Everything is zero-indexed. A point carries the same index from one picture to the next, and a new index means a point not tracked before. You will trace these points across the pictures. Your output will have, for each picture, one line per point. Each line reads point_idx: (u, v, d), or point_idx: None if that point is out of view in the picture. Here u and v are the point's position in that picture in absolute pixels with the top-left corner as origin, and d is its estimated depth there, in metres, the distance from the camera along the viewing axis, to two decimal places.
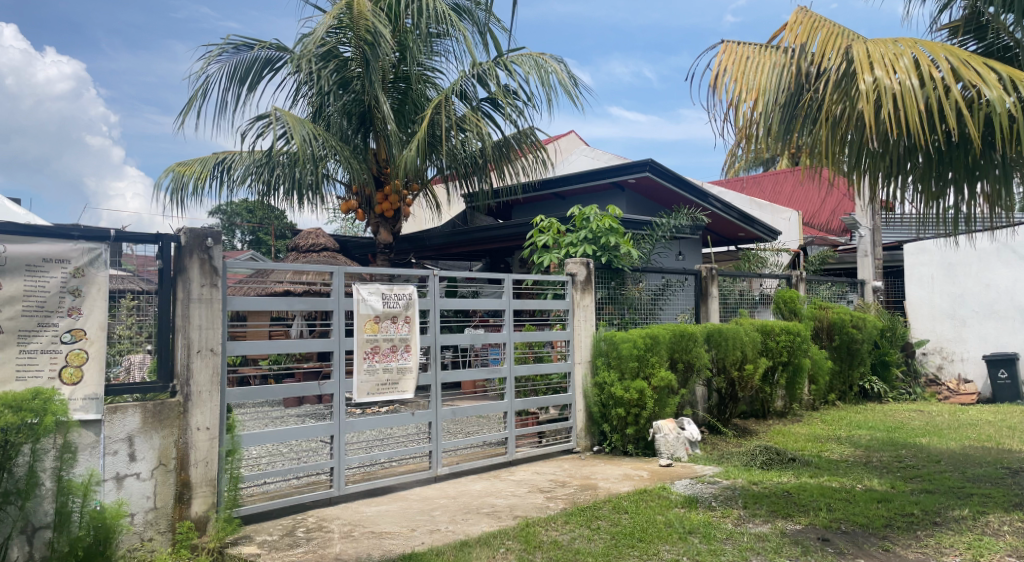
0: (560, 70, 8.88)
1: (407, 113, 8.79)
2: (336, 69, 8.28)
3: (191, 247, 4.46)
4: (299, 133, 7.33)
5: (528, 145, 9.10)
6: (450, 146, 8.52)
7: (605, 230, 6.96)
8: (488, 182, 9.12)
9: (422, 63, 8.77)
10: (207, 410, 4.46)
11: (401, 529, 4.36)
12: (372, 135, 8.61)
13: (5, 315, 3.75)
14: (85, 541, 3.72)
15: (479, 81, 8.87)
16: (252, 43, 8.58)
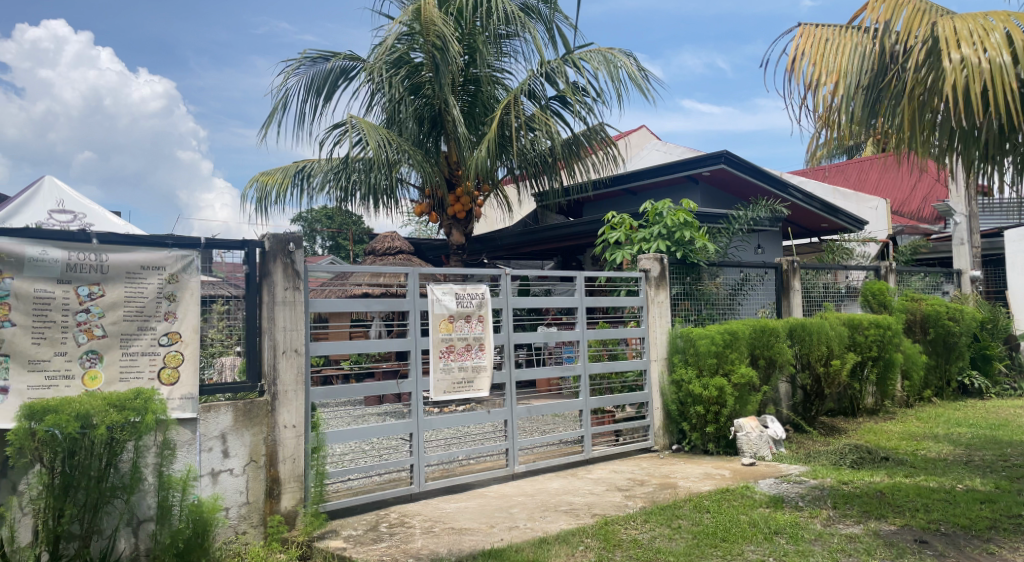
0: (630, 65, 8.77)
1: (477, 115, 8.87)
2: (407, 75, 8.42)
3: (275, 252, 4.65)
4: (373, 139, 7.51)
5: (599, 142, 9.02)
6: (520, 146, 8.53)
7: (679, 225, 6.80)
8: (558, 180, 9.11)
9: (492, 64, 8.82)
10: (293, 408, 4.63)
11: (480, 525, 4.41)
12: (444, 139, 8.74)
13: (109, 320, 4.05)
14: (184, 533, 3.92)
15: (548, 80, 8.86)
16: (329, 55, 8.83)
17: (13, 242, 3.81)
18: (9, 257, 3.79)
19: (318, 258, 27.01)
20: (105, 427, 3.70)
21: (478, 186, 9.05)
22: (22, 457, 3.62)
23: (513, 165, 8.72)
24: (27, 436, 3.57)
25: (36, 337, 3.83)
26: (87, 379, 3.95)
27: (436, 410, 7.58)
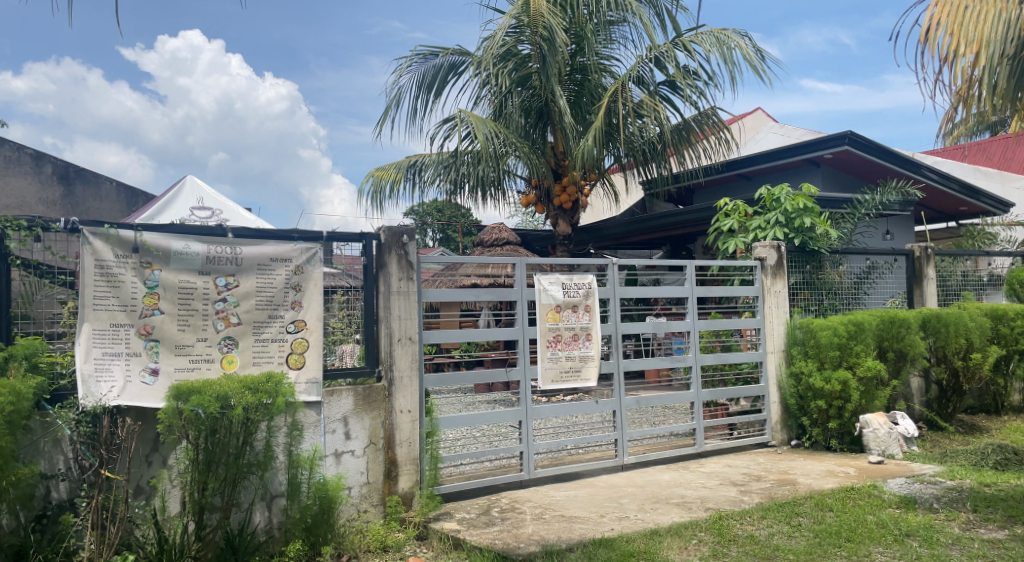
0: (745, 45, 8.49)
1: (584, 104, 8.87)
2: (515, 68, 8.44)
3: (390, 245, 4.82)
4: (481, 132, 7.61)
5: (710, 126, 8.77)
6: (628, 133, 8.47)
7: (799, 211, 6.55)
8: (667, 167, 8.97)
9: (599, 52, 8.79)
10: (408, 393, 4.81)
11: (591, 514, 4.42)
12: (550, 129, 8.76)
13: (243, 309, 4.37)
14: (312, 509, 4.20)
15: (657, 65, 8.71)
16: (438, 51, 9.01)
17: (161, 237, 4.19)
18: (158, 251, 4.18)
19: (428, 251, 27.98)
20: (242, 408, 3.99)
21: (585, 175, 9.05)
22: (172, 434, 3.96)
23: (620, 153, 8.76)
24: (176, 415, 3.88)
25: (181, 324, 4.22)
26: (225, 362, 4.30)
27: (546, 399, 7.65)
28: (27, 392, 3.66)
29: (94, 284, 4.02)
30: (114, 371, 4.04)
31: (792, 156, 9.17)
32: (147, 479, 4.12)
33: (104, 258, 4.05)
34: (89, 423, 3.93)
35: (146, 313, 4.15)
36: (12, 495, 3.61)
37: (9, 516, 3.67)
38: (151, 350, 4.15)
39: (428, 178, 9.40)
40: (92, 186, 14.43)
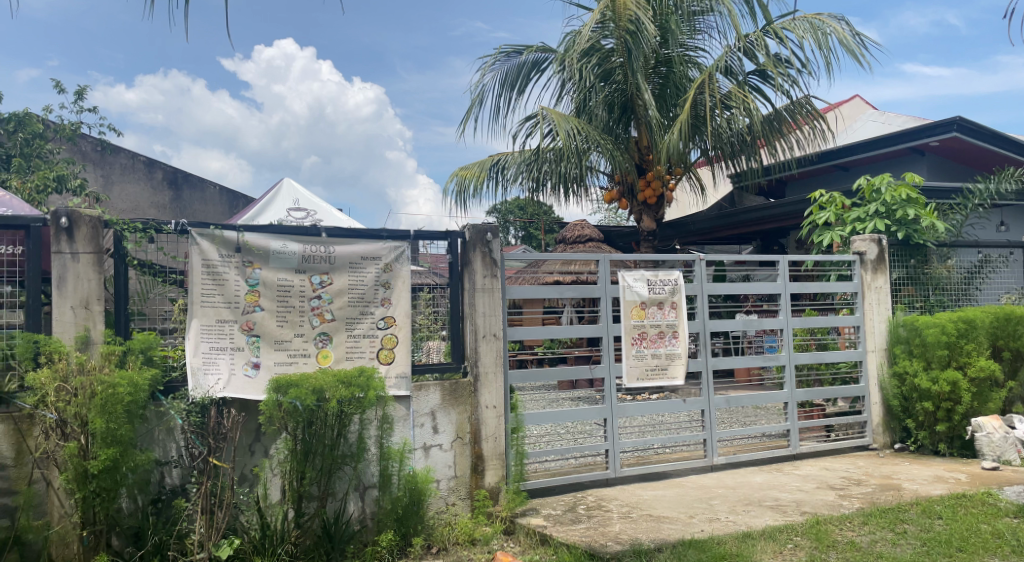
0: (841, 30, 8.20)
1: (669, 97, 8.68)
2: (598, 63, 8.35)
3: (474, 242, 4.88)
4: (563, 129, 7.62)
5: (804, 115, 8.44)
6: (715, 126, 8.25)
7: (902, 202, 6.31)
8: (757, 159, 8.70)
9: (684, 43, 8.58)
10: (493, 389, 4.85)
11: (680, 515, 4.35)
12: (634, 124, 8.65)
13: (336, 306, 4.55)
14: (403, 501, 4.31)
15: (746, 55, 8.50)
16: (521, 49, 8.95)
17: (261, 237, 4.41)
18: (258, 251, 4.40)
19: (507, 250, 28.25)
20: (336, 401, 4.15)
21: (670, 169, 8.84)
22: (272, 425, 4.15)
23: (707, 146, 8.53)
24: (276, 407, 4.07)
25: (280, 320, 4.43)
26: (321, 357, 4.49)
27: (634, 398, 7.58)
28: (144, 382, 3.90)
29: (202, 283, 4.27)
30: (220, 364, 4.28)
31: (894, 145, 8.84)
32: (250, 467, 4.35)
33: (210, 258, 4.30)
34: (199, 414, 4.16)
35: (248, 309, 4.37)
36: (131, 479, 3.88)
37: (130, 499, 3.93)
38: (253, 345, 4.37)
39: (511, 176, 9.24)
40: (199, 190, 15.14)
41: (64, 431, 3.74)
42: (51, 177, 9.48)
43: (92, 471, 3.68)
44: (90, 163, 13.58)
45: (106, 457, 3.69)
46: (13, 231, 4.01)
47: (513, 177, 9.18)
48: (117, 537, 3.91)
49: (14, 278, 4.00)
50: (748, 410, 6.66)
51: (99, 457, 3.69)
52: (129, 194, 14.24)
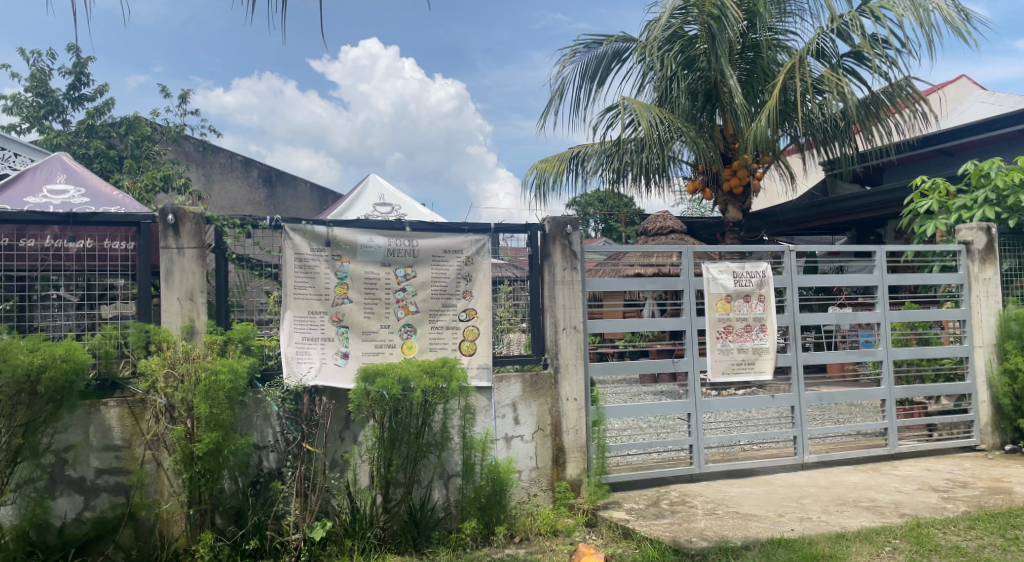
0: (945, 6, 7.74)
1: (756, 82, 8.34)
2: (681, 49, 8.14)
3: (554, 235, 4.89)
4: (645, 118, 7.48)
5: (904, 98, 8.06)
6: (806, 112, 7.96)
7: (1013, 187, 5.84)
8: (852, 146, 8.34)
9: (773, 26, 8.24)
10: (574, 381, 4.85)
11: (768, 513, 4.23)
12: (719, 112, 8.42)
13: (420, 298, 4.66)
14: (485, 490, 4.41)
15: (840, 36, 8.21)
16: (601, 39, 8.74)
17: (348, 232, 4.56)
18: (346, 245, 4.56)
19: None
20: (421, 390, 4.25)
21: (757, 157, 8.57)
22: (361, 413, 4.30)
23: (798, 133, 8.29)
24: (364, 395, 4.21)
25: (367, 311, 4.58)
26: (405, 347, 4.62)
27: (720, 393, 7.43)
28: (243, 369, 4.10)
29: (295, 276, 4.47)
30: (312, 353, 4.46)
31: (1002, 127, 8.34)
32: (341, 453, 4.51)
33: (302, 252, 4.48)
34: (293, 401, 4.35)
35: (337, 301, 4.54)
36: (232, 462, 4.08)
37: (231, 481, 4.14)
38: (342, 336, 4.53)
39: (592, 168, 9.21)
40: (291, 187, 15.81)
41: (173, 415, 4.00)
42: (158, 177, 10.06)
43: (197, 454, 3.89)
44: (193, 163, 14.35)
45: (211, 440, 3.90)
46: (125, 228, 4.28)
47: (593, 168, 9.12)
48: (220, 516, 4.13)
49: (126, 271, 4.26)
50: (841, 407, 6.40)
51: (204, 440, 3.89)
52: (228, 192, 14.94)
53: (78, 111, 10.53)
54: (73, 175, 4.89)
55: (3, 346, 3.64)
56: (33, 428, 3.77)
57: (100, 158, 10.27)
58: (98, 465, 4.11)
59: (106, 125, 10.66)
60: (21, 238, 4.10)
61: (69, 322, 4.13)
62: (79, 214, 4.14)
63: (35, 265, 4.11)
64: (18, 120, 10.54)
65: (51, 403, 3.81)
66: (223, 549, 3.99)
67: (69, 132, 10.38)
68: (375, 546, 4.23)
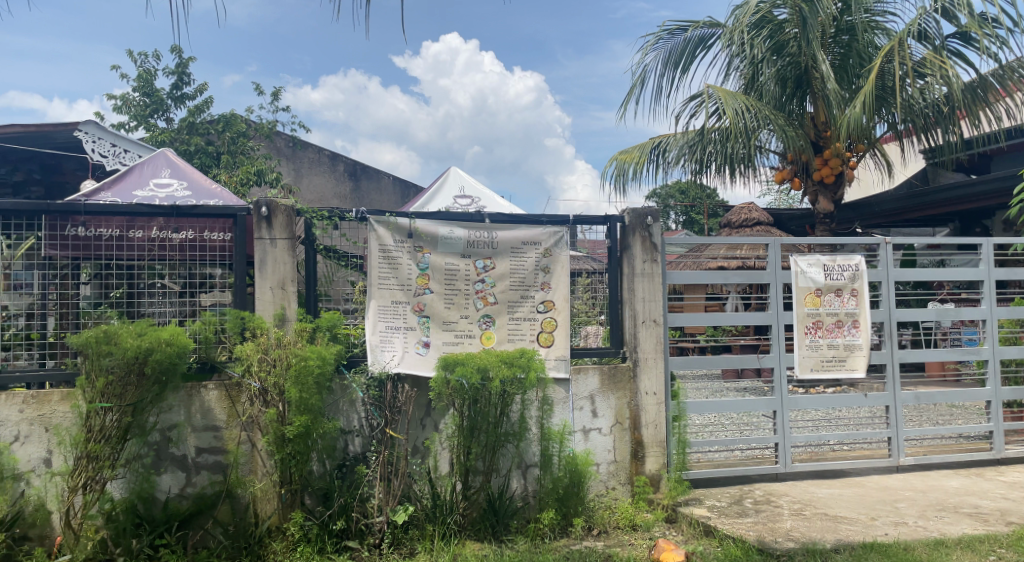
0: None
1: (851, 67, 7.97)
2: (770, 35, 7.85)
3: (634, 227, 4.83)
4: (730, 107, 7.23)
5: (1016, 80, 7.51)
6: (906, 97, 7.57)
7: None
8: (957, 132, 7.86)
9: (871, 8, 7.91)
10: (653, 375, 4.78)
11: (859, 516, 4.08)
12: (810, 98, 8.10)
13: (499, 289, 4.71)
14: (563, 481, 4.42)
15: (944, 16, 7.73)
16: (686, 25, 8.47)
17: (430, 223, 4.66)
18: (427, 236, 4.65)
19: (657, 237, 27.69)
20: (499, 380, 4.29)
21: (851, 146, 8.19)
22: (441, 401, 4.40)
23: (896, 119, 7.90)
24: (444, 384, 4.32)
25: (447, 302, 4.66)
26: (484, 338, 4.68)
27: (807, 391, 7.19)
28: (331, 356, 4.25)
29: (378, 266, 4.59)
30: (395, 342, 4.58)
31: None
32: (422, 440, 4.63)
33: (386, 243, 4.60)
34: (377, 388, 4.45)
35: (418, 291, 4.64)
36: (320, 444, 4.26)
37: (319, 463, 4.33)
38: (424, 325, 4.63)
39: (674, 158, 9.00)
40: (375, 181, 16.30)
41: (266, 398, 4.17)
42: (253, 172, 10.33)
43: (288, 436, 4.06)
44: (284, 158, 15.01)
45: (300, 423, 4.06)
46: (223, 219, 4.49)
47: (675, 160, 8.94)
48: (309, 496, 4.31)
49: (224, 261, 4.49)
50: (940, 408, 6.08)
51: (294, 423, 4.06)
52: (316, 185, 15.47)
53: (180, 109, 11.13)
54: (176, 170, 5.13)
55: (112, 332, 3.94)
56: (140, 407, 4.01)
57: (200, 154, 10.82)
58: (198, 444, 4.35)
59: (205, 122, 11.23)
60: (130, 229, 4.34)
61: (172, 309, 4.36)
62: (181, 206, 4.37)
63: (142, 256, 4.35)
64: (128, 119, 11.22)
65: (157, 384, 4.05)
66: (312, 528, 4.17)
67: (172, 129, 10.98)
68: (455, 531, 4.33)
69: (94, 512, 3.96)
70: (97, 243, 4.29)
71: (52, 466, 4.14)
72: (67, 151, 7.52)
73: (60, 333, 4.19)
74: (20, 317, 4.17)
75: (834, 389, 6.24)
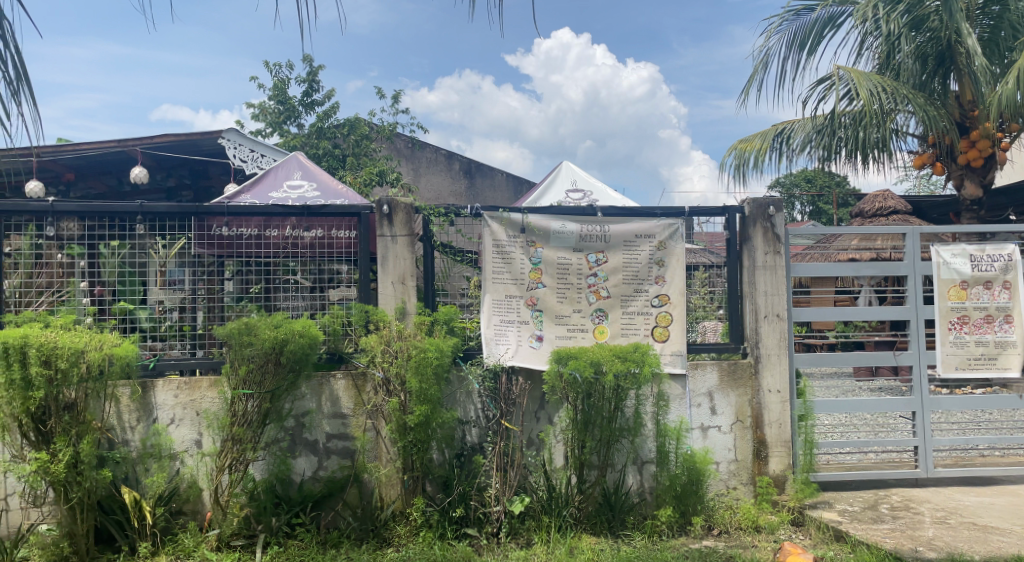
0: None
1: (1002, 40, 7.36)
2: (907, 9, 7.23)
3: (754, 217, 4.66)
4: (864, 87, 6.77)
5: None
6: None
7: None
8: None
9: None
10: (777, 372, 4.60)
11: (1014, 527, 3.76)
12: (955, 75, 7.47)
13: (611, 283, 4.68)
14: (681, 479, 4.31)
15: None
16: (815, 3, 7.95)
17: (542, 218, 4.70)
18: (540, 231, 4.69)
19: None
20: (613, 374, 4.27)
21: (1001, 126, 7.55)
22: (555, 394, 4.44)
23: None
24: (558, 377, 4.35)
25: (560, 296, 4.69)
26: (598, 332, 4.67)
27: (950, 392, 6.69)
28: (448, 348, 4.37)
29: (492, 261, 4.70)
30: (509, 335, 4.66)
31: None
32: (537, 432, 4.67)
33: (499, 238, 4.70)
34: (491, 380, 4.53)
35: (531, 285, 4.70)
36: (439, 434, 4.39)
37: (439, 452, 4.47)
38: (536, 319, 4.68)
39: (799, 146, 8.63)
40: (489, 178, 16.64)
41: (388, 388, 4.35)
42: (375, 173, 10.88)
43: (410, 424, 4.23)
44: (403, 159, 15.64)
45: (420, 413, 4.21)
46: (349, 218, 4.75)
47: (800, 147, 8.52)
48: (430, 483, 4.46)
49: (350, 259, 4.75)
50: None
51: (415, 412, 4.22)
52: (434, 184, 15.99)
53: (311, 115, 11.83)
54: (306, 172, 5.46)
55: (252, 324, 4.23)
56: (277, 395, 4.29)
57: (328, 156, 11.49)
58: (329, 431, 4.61)
59: (333, 126, 11.88)
60: (267, 228, 4.66)
61: (305, 302, 4.66)
62: (312, 206, 4.64)
63: (278, 253, 4.67)
64: (264, 126, 12.05)
65: (291, 373, 4.30)
66: (433, 515, 4.31)
67: (303, 134, 11.74)
68: (571, 524, 4.35)
69: (238, 490, 4.28)
70: (239, 242, 4.63)
71: (202, 447, 4.50)
72: (213, 157, 8.17)
73: (207, 325, 4.56)
74: (173, 310, 4.52)
75: (985, 390, 5.76)
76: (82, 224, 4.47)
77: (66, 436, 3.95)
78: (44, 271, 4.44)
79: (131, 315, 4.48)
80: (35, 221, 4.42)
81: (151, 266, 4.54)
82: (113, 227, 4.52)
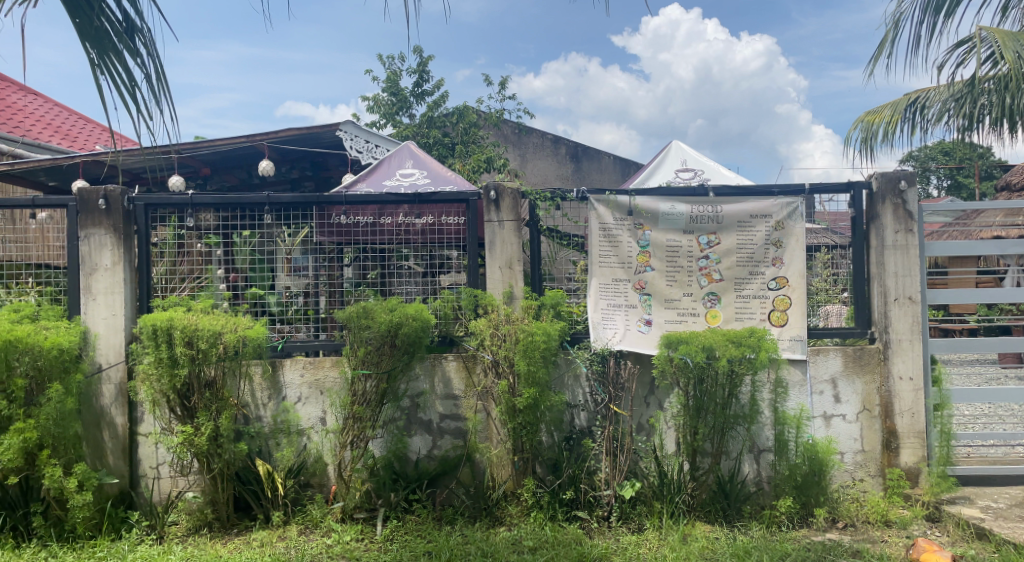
0: None
1: None
2: None
3: (884, 193, 4.39)
4: (1011, 50, 6.12)
5: None
6: None
7: None
8: None
9: None
10: (909, 359, 4.33)
11: None
12: None
13: (724, 266, 4.55)
14: (801, 469, 4.14)
15: None
16: None
17: (651, 200, 4.62)
18: (648, 213, 4.62)
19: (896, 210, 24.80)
20: (727, 359, 4.14)
21: None
22: (665, 379, 4.36)
23: None
24: (668, 362, 4.27)
25: (670, 279, 4.60)
26: (710, 316, 4.55)
27: None
28: (555, 331, 4.38)
29: (600, 245, 4.67)
30: (617, 319, 4.63)
31: None
32: (647, 417, 4.63)
33: (606, 221, 4.67)
34: (600, 363, 4.53)
35: (639, 269, 4.64)
36: (548, 417, 4.43)
37: (548, 434, 4.51)
38: (645, 303, 4.62)
39: (934, 116, 8.02)
40: (595, 160, 16.47)
41: (498, 370, 4.41)
42: (484, 159, 11.06)
43: (519, 406, 4.28)
44: (511, 144, 15.88)
45: (530, 395, 4.26)
46: (458, 205, 4.86)
47: (935, 117, 7.90)
48: (540, 465, 4.51)
49: (458, 245, 4.86)
50: None
51: (524, 395, 4.26)
52: (541, 169, 16.14)
53: (421, 105, 12.14)
54: (417, 160, 5.64)
55: (369, 308, 4.43)
56: (393, 375, 4.46)
57: (438, 145, 11.77)
58: (442, 411, 4.76)
59: (442, 116, 12.14)
60: (381, 217, 4.87)
61: (417, 287, 4.81)
62: (423, 194, 4.79)
63: (392, 240, 4.85)
64: (379, 117, 12.52)
65: (406, 355, 4.46)
66: (544, 495, 4.37)
67: (415, 124, 12.07)
68: (684, 511, 4.29)
69: (360, 466, 4.48)
70: (356, 230, 4.85)
71: (326, 424, 4.75)
72: (332, 149, 8.58)
73: (329, 310, 4.80)
74: (298, 295, 4.81)
75: None
76: (218, 215, 4.83)
77: (207, 411, 4.29)
78: (185, 259, 4.82)
79: (261, 300, 4.78)
80: (177, 213, 4.79)
81: (278, 255, 4.83)
82: (244, 219, 4.84)
